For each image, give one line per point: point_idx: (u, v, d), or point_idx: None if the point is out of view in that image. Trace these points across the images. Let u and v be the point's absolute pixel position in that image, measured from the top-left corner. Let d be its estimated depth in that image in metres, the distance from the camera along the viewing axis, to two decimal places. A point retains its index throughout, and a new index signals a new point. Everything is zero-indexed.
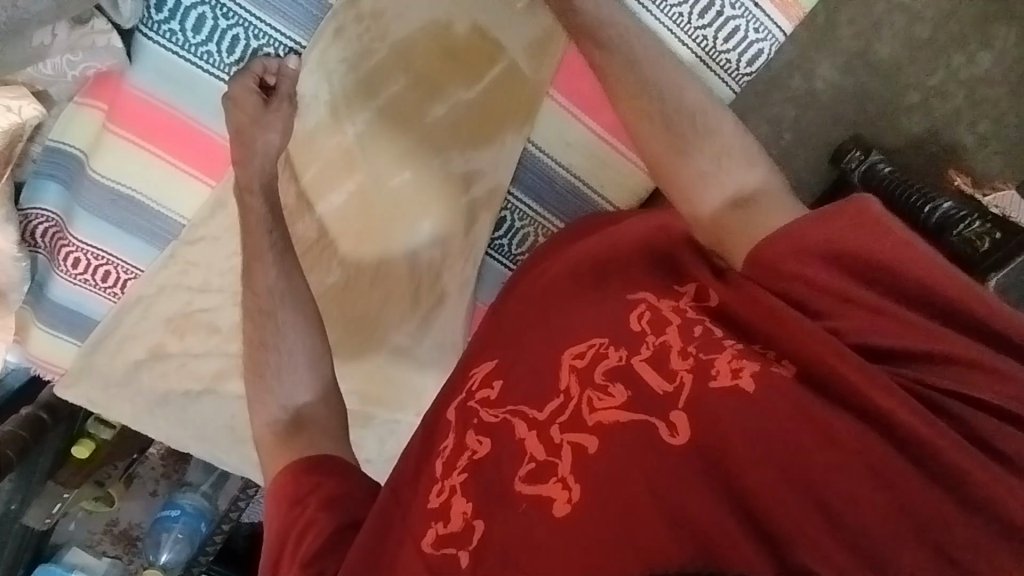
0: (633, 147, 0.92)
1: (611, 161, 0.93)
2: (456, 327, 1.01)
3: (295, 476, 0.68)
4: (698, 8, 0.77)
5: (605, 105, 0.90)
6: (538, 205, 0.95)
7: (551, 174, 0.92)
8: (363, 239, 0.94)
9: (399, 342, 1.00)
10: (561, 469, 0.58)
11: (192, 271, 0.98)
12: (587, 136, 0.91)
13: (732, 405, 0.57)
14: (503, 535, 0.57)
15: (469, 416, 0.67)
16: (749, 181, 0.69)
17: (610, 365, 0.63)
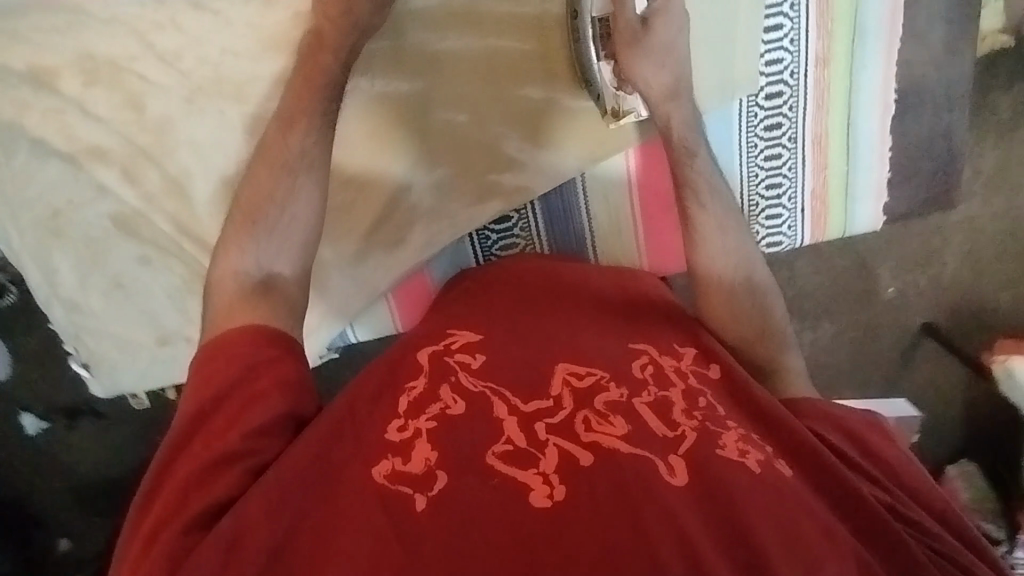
0: (649, 238, 0.94)
1: (625, 238, 0.94)
2: (387, 279, 0.93)
3: (259, 337, 0.65)
4: (768, 180, 0.86)
5: (662, 198, 0.92)
6: (545, 231, 0.93)
7: (575, 213, 0.92)
8: (372, 143, 0.85)
9: (322, 257, 0.89)
10: (542, 463, 0.56)
11: (167, 33, 0.80)
12: (623, 204, 0.91)
13: (728, 473, 0.57)
14: (465, 500, 0.54)
15: (447, 372, 0.67)
16: (773, 337, 0.79)
17: (610, 398, 0.63)
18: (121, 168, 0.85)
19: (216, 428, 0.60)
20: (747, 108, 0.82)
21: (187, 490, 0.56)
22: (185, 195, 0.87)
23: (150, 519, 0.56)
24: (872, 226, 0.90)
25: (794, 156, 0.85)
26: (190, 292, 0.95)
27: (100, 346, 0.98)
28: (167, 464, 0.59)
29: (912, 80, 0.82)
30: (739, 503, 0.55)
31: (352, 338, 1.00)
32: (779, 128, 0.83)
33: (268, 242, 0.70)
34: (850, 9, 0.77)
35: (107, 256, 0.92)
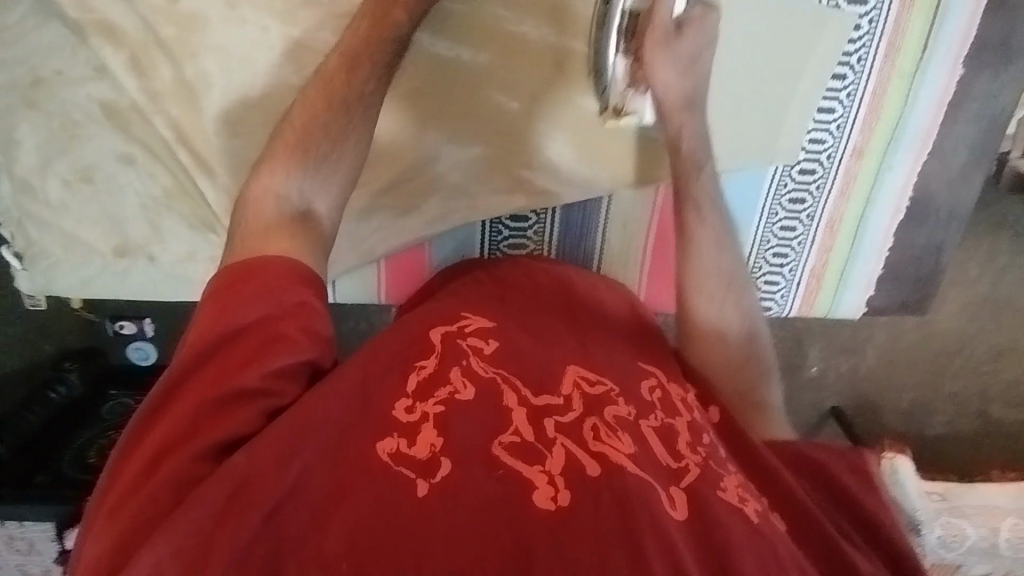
0: (653, 272, 0.95)
1: (632, 267, 0.95)
2: (389, 245, 0.89)
3: (285, 278, 0.65)
4: (776, 250, 0.90)
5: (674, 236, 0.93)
6: (557, 239, 0.92)
7: (592, 229, 0.92)
8: (410, 108, 0.80)
9: None
10: (548, 462, 0.60)
11: None
12: (640, 235, 0.92)
13: (724, 510, 0.61)
14: (470, 487, 0.57)
15: (458, 356, 0.71)
16: (755, 383, 0.82)
17: (619, 413, 0.68)
18: (131, 54, 0.77)
19: (230, 364, 0.62)
20: (779, 177, 0.85)
21: (197, 416, 0.60)
22: (195, 104, 0.79)
23: (158, 435, 0.60)
24: (851, 314, 0.96)
25: (808, 233, 0.89)
26: (167, 206, 0.86)
27: (44, 238, 0.88)
28: (176, 385, 0.62)
29: (924, 193, 0.88)
30: (723, 525, 0.59)
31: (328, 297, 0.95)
32: (802, 204, 0.87)
33: (313, 173, 0.71)
34: (896, 113, 0.82)
35: (83, 145, 0.82)
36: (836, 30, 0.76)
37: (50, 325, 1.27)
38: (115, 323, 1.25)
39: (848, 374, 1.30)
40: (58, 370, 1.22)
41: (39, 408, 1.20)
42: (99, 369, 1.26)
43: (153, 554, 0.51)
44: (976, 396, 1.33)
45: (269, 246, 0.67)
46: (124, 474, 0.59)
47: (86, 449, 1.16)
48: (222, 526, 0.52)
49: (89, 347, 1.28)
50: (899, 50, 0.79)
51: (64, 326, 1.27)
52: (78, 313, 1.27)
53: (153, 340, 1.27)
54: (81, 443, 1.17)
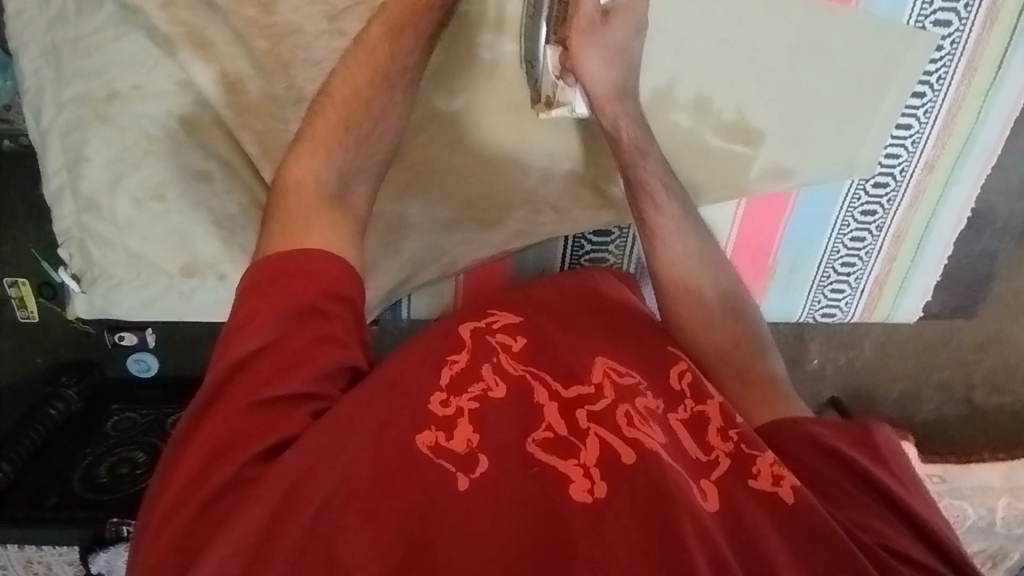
0: None
1: None
2: (467, 258, 0.93)
3: (316, 266, 0.65)
4: (844, 262, 0.99)
5: (757, 255, 0.97)
6: (637, 253, 0.99)
7: None
8: (494, 129, 0.85)
9: (410, 215, 0.88)
10: (582, 455, 0.65)
11: None
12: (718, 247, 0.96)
13: (751, 503, 0.64)
14: (506, 484, 0.62)
15: (486, 351, 0.72)
16: (755, 364, 0.79)
17: (649, 405, 0.71)
18: (220, 67, 0.81)
19: (264, 374, 0.63)
20: (854, 191, 0.93)
21: (246, 419, 0.62)
22: (280, 117, 0.83)
23: (208, 431, 0.61)
24: (908, 318, 1.05)
25: (876, 243, 0.97)
26: (238, 222, 0.89)
27: (106, 257, 0.88)
28: (221, 387, 0.63)
29: (984, 206, 0.97)
30: (750, 517, 0.63)
31: (403, 312, 1.01)
32: (873, 215, 0.95)
33: (348, 155, 0.70)
34: (966, 132, 0.90)
35: (155, 161, 0.85)
36: (920, 51, 0.84)
37: (45, 336, 1.26)
38: (114, 335, 1.24)
39: (846, 366, 1.35)
40: (56, 387, 1.21)
41: (40, 425, 1.18)
42: (95, 384, 1.26)
43: (219, 556, 0.55)
44: (961, 382, 1.37)
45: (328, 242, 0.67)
46: (175, 480, 0.60)
47: (95, 466, 1.14)
48: (285, 526, 0.57)
49: (82, 360, 1.28)
50: (975, 70, 0.87)
51: (55, 337, 1.26)
52: (71, 326, 1.26)
53: (155, 351, 1.27)
54: (88, 462, 1.15)
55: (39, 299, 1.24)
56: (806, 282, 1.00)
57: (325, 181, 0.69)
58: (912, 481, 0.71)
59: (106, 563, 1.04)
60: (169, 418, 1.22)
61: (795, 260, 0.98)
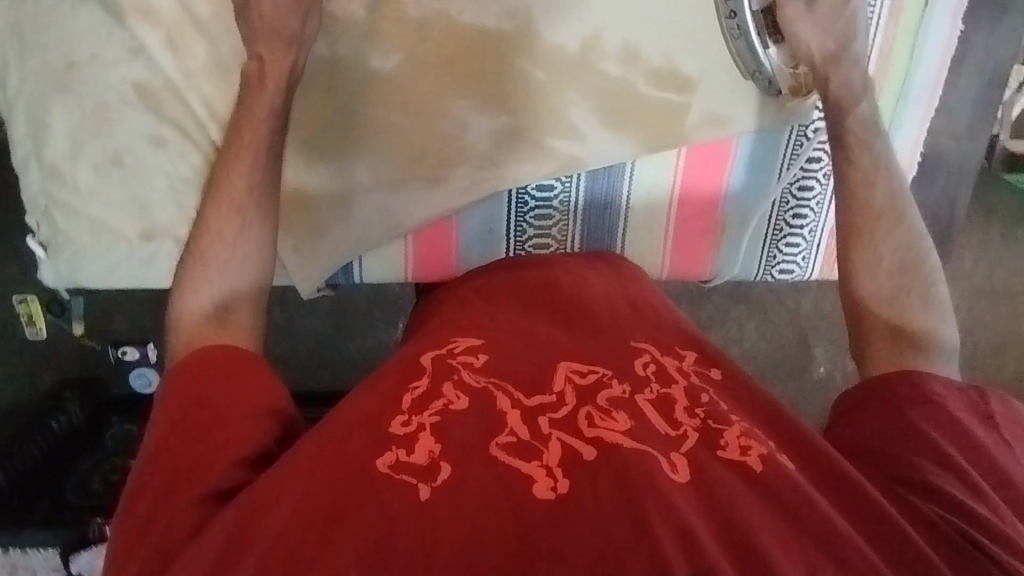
0: (680, 251, 0.94)
1: (653, 235, 0.92)
2: (415, 216, 0.88)
3: (214, 356, 0.63)
4: (795, 213, 0.94)
5: (704, 203, 0.91)
6: (583, 204, 0.89)
7: (615, 203, 0.89)
8: (427, 76, 0.81)
9: (355, 177, 0.86)
10: (545, 455, 0.55)
11: None
12: (664, 204, 0.90)
13: (729, 478, 0.54)
14: (466, 489, 0.53)
15: (447, 370, 0.63)
16: (926, 324, 0.68)
17: (614, 395, 0.61)
18: (166, 31, 0.81)
19: (198, 430, 0.59)
20: (795, 136, 0.88)
21: (177, 478, 0.56)
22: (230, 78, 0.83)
23: (134, 511, 0.55)
24: None
25: (825, 192, 0.93)
26: (195, 185, 0.88)
27: (71, 226, 0.87)
28: (156, 450, 0.58)
29: (934, 148, 0.97)
30: (729, 492, 0.53)
31: (355, 277, 0.94)
32: (819, 161, 0.91)
33: (229, 270, 0.69)
34: (902, 72, 0.88)
35: (112, 127, 0.84)
36: None
37: (56, 351, 1.25)
38: (117, 350, 1.22)
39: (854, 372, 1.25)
40: (60, 400, 1.20)
41: (41, 437, 1.16)
42: (100, 399, 1.23)
43: None
44: None
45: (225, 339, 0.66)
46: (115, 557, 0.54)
47: (89, 474, 1.16)
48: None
49: (91, 377, 1.25)
50: (901, 8, 0.85)
51: (63, 354, 1.25)
52: (79, 340, 1.24)
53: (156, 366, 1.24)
54: (85, 469, 1.16)
55: (48, 317, 1.21)
56: (756, 235, 0.95)
57: (206, 300, 0.67)
58: (993, 423, 0.62)
59: (87, 563, 1.06)
60: None
61: (740, 216, 0.92)
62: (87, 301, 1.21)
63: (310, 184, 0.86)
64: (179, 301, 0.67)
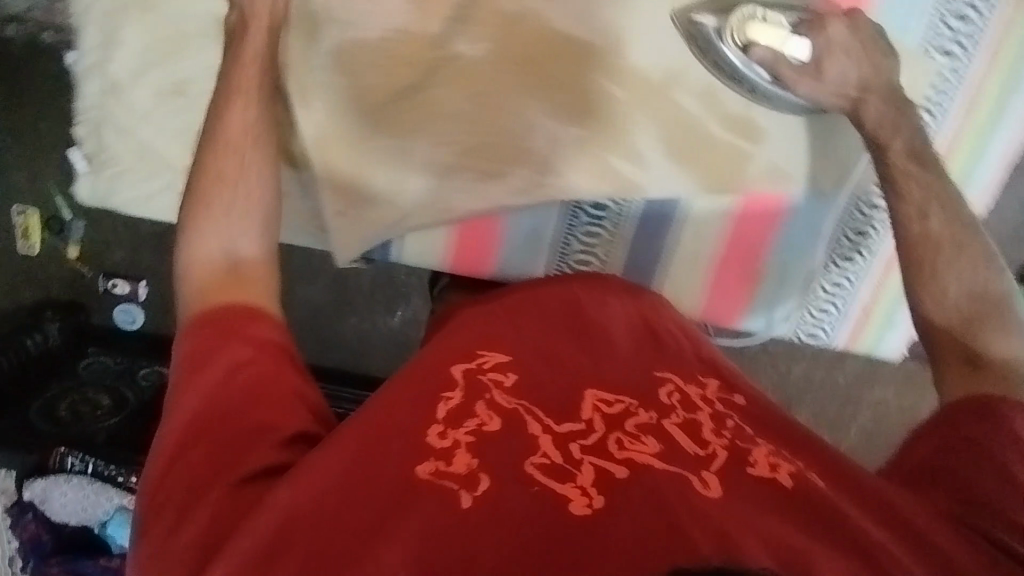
0: (717, 296, 0.96)
1: (694, 273, 0.94)
2: (465, 206, 0.87)
3: (227, 317, 0.62)
4: (832, 281, 0.96)
5: (751, 254, 0.92)
6: (634, 230, 0.91)
7: (666, 235, 0.91)
8: (501, 72, 0.82)
9: (414, 155, 0.85)
10: (580, 476, 0.53)
11: None
12: (712, 247, 0.92)
13: (761, 494, 0.54)
14: (500, 503, 0.51)
15: (478, 387, 0.62)
16: (1002, 349, 0.69)
17: (642, 422, 0.60)
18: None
19: (228, 415, 0.58)
20: (850, 206, 0.91)
21: (213, 464, 0.55)
22: (311, 35, 0.81)
23: (172, 503, 0.54)
24: (892, 355, 1.02)
25: (865, 266, 0.95)
26: None
27: (118, 145, 0.86)
28: (189, 436, 0.57)
29: None
30: (758, 504, 0.53)
31: (392, 255, 0.93)
32: (864, 235, 0.93)
33: (236, 220, 0.66)
34: (965, 169, 0.88)
35: (185, 58, 0.83)
36: (920, 75, 0.83)
37: (46, 268, 1.22)
38: (108, 281, 1.20)
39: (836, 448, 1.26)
40: (39, 319, 1.16)
41: (9, 352, 1.10)
42: (78, 326, 1.20)
43: None
44: None
45: (247, 299, 0.63)
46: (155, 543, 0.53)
47: (55, 401, 1.09)
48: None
49: (72, 301, 1.22)
50: (977, 106, 0.85)
51: (51, 275, 1.22)
52: (70, 264, 1.21)
53: (144, 306, 1.22)
54: (50, 395, 1.09)
55: (44, 233, 1.19)
56: (794, 297, 0.96)
57: (237, 251, 0.66)
58: None
59: (41, 492, 1.04)
60: (140, 369, 1.16)
61: (785, 271, 0.94)
62: (92, 228, 1.18)
63: (371, 155, 0.85)
64: (191, 245, 0.65)
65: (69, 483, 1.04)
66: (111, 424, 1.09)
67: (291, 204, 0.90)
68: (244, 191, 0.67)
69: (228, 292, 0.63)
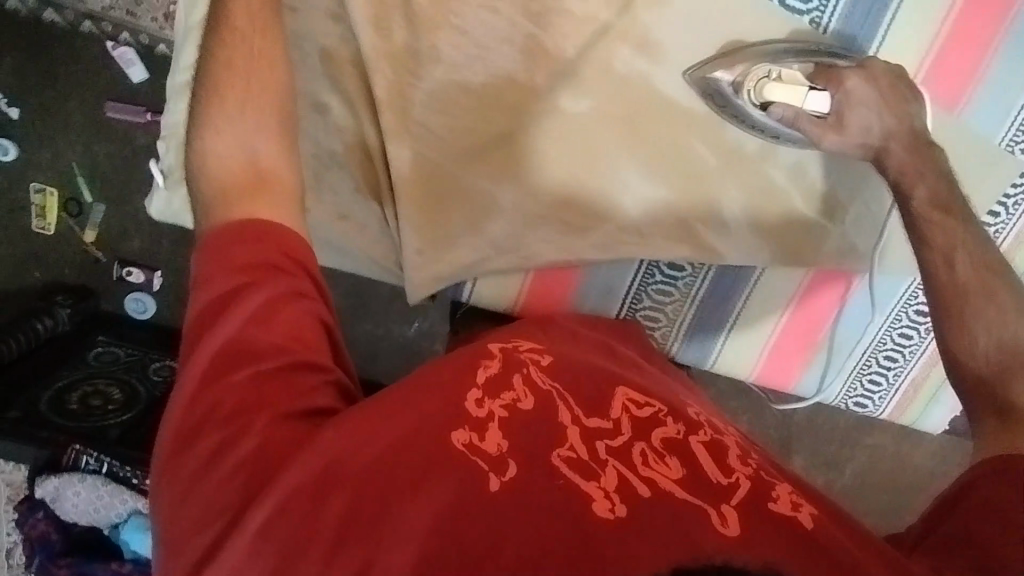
0: (774, 362, 0.98)
1: (755, 337, 0.96)
2: (546, 255, 0.87)
3: (260, 236, 0.62)
4: (888, 358, 0.98)
5: (814, 325, 0.95)
6: (704, 294, 0.94)
7: (734, 300, 0.94)
8: (611, 132, 0.83)
9: (499, 202, 0.85)
10: (604, 479, 0.55)
11: None
12: (775, 315, 0.95)
13: (778, 532, 0.52)
14: (525, 489, 0.54)
15: (516, 364, 0.66)
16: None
17: (668, 436, 0.60)
18: (376, 10, 0.78)
19: (263, 350, 0.60)
20: (913, 288, 0.93)
21: (252, 396, 0.58)
22: (413, 72, 0.80)
23: (209, 434, 0.57)
24: (934, 428, 1.05)
25: (921, 344, 0.97)
26: (338, 162, 0.85)
27: None
28: (226, 371, 0.59)
29: None
30: (776, 543, 0.51)
31: (464, 296, 0.94)
32: (924, 316, 0.95)
33: (261, 127, 0.65)
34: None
35: None
36: (1006, 174, 0.82)
37: (56, 248, 1.21)
38: (121, 269, 1.20)
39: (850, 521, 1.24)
40: (50, 303, 1.16)
41: (21, 336, 1.09)
42: (89, 311, 1.20)
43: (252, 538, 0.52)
44: None
45: (276, 218, 0.63)
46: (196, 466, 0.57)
47: (64, 394, 1.07)
48: (304, 537, 0.52)
49: (84, 286, 1.22)
50: None
51: (64, 256, 1.21)
52: (84, 248, 1.21)
53: (156, 295, 1.21)
54: (61, 385, 1.08)
55: (61, 215, 1.20)
56: (849, 369, 0.99)
57: (252, 150, 0.64)
58: None
59: (54, 489, 1.05)
60: (152, 363, 1.16)
61: (843, 342, 0.97)
62: (110, 215, 1.18)
63: (458, 198, 0.85)
64: (205, 138, 0.63)
65: (84, 481, 1.04)
66: (123, 420, 1.07)
67: (367, 237, 0.89)
68: (260, 115, 0.65)
69: (250, 201, 0.63)
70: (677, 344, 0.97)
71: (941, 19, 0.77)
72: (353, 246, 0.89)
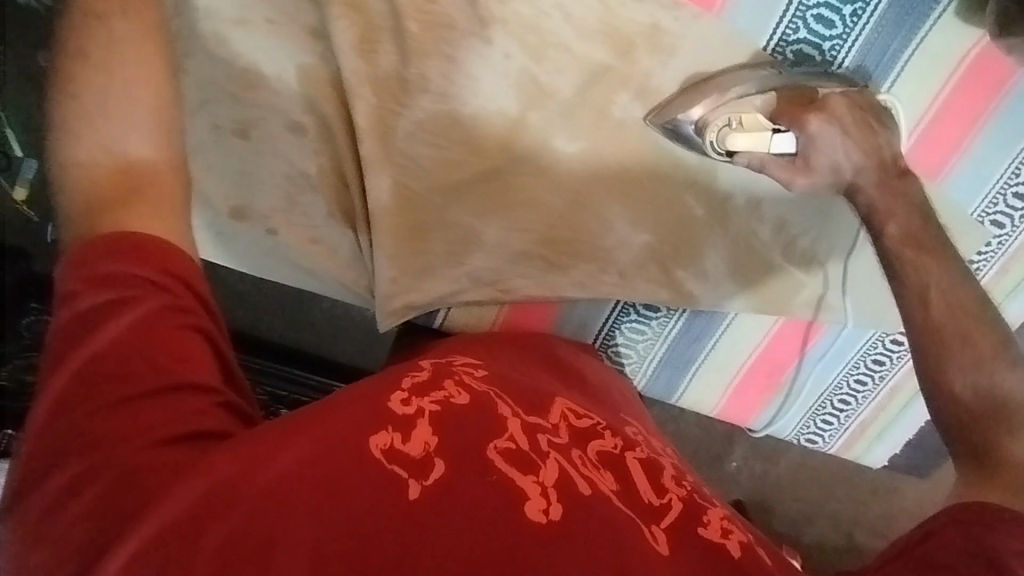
0: (732, 398, 1.02)
1: (721, 375, 1.00)
2: (527, 286, 0.91)
3: (133, 247, 0.59)
4: (841, 401, 1.03)
5: (778, 367, 0.99)
6: (676, 334, 0.97)
7: (704, 342, 0.97)
8: (598, 181, 0.84)
9: (482, 235, 0.88)
10: (541, 472, 0.60)
11: None
12: (741, 357, 0.98)
13: (700, 556, 0.59)
14: (456, 487, 0.57)
15: (450, 371, 0.71)
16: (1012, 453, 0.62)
17: (604, 447, 0.68)
18: (364, 32, 0.77)
19: (131, 366, 0.57)
20: (874, 340, 0.95)
21: (117, 415, 0.55)
22: (399, 101, 0.80)
23: (70, 455, 0.54)
24: (875, 463, 1.11)
25: (872, 392, 1.01)
26: (308, 184, 0.88)
27: None
28: (84, 383, 0.56)
29: None
30: (696, 564, 0.58)
31: (437, 321, 0.96)
32: (881, 365, 0.98)
33: (115, 125, 0.60)
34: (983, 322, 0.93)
35: (260, 96, 0.83)
36: (974, 242, 0.85)
37: None
38: None
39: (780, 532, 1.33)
40: None
41: None
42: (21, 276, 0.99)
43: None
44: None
45: (154, 229, 0.61)
46: (51, 489, 0.54)
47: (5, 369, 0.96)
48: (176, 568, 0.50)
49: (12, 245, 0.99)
50: (1006, 271, 0.89)
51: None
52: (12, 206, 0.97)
53: None
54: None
55: None
56: (803, 408, 1.04)
57: (126, 152, 0.61)
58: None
59: None
60: None
61: (801, 385, 1.01)
62: (44, 170, 0.92)
63: (441, 229, 0.88)
64: (69, 145, 0.60)
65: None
66: None
67: (340, 258, 0.92)
68: (131, 115, 0.61)
69: (124, 209, 0.60)
70: (646, 379, 1.01)
71: (934, 91, 0.76)
72: (322, 270, 0.92)
